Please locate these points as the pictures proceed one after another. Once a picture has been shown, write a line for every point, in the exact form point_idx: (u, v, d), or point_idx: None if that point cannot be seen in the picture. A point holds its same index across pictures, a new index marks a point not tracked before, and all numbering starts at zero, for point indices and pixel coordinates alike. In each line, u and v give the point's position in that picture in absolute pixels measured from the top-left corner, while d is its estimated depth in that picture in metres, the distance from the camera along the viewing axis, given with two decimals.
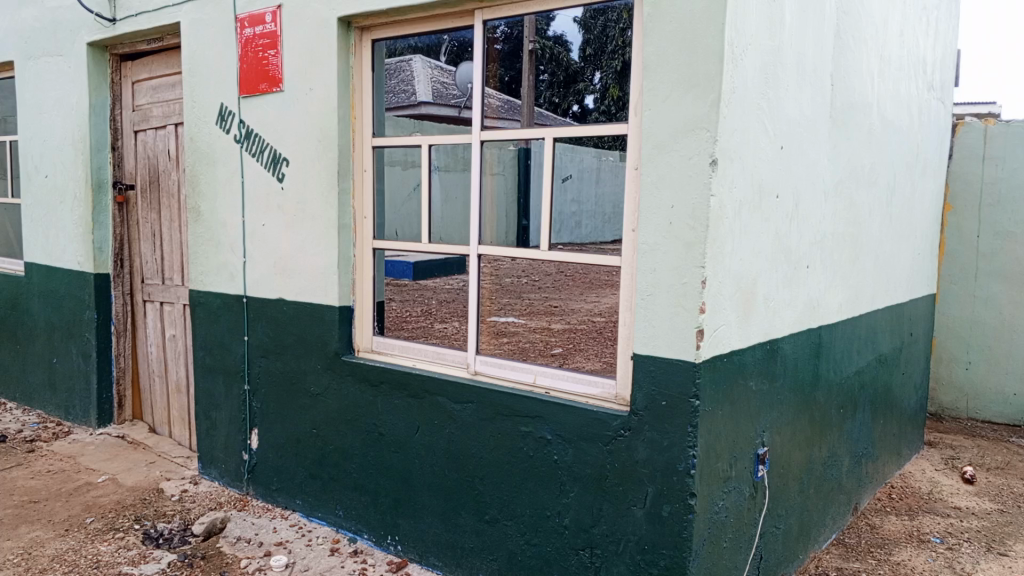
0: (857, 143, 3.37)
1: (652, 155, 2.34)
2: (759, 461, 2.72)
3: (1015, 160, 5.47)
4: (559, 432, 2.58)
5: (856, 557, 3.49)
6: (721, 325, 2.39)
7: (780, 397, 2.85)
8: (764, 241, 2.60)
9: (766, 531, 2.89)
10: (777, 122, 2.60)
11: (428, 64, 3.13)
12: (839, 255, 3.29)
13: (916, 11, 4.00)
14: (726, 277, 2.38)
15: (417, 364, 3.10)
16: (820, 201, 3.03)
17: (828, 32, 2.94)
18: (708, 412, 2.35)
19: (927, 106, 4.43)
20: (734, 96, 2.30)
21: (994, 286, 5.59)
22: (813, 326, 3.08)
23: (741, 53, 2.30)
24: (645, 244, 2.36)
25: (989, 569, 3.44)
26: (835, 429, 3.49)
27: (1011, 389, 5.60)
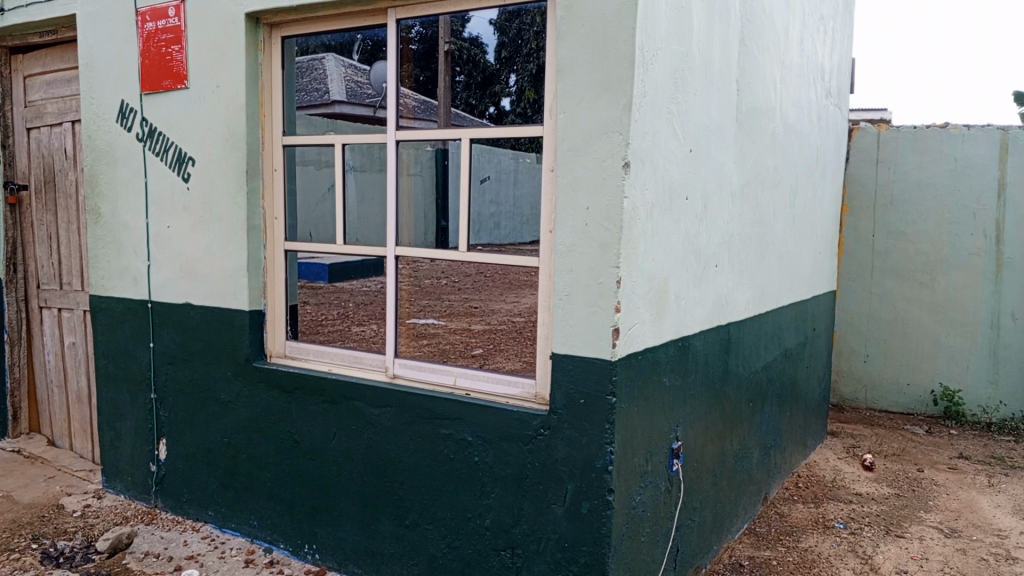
0: (762, 146, 3.50)
1: (567, 157, 2.37)
2: (673, 455, 2.79)
3: (905, 163, 5.80)
4: (479, 433, 2.58)
5: (766, 545, 3.63)
6: (635, 324, 2.44)
7: (693, 392, 2.93)
8: (675, 241, 2.67)
9: (682, 523, 2.96)
10: (687, 125, 2.67)
11: (342, 63, 3.08)
12: (746, 254, 3.41)
13: (815, 21, 4.19)
14: (640, 277, 2.44)
15: (334, 369, 3.04)
16: (727, 202, 3.14)
17: (733, 39, 3.05)
18: (624, 408, 2.39)
19: (826, 111, 4.64)
20: (645, 100, 2.35)
21: (888, 282, 5.91)
22: (722, 323, 3.18)
23: (651, 58, 2.36)
24: (562, 245, 2.39)
25: (888, 551, 3.63)
26: (745, 422, 3.61)
27: (905, 379, 5.93)
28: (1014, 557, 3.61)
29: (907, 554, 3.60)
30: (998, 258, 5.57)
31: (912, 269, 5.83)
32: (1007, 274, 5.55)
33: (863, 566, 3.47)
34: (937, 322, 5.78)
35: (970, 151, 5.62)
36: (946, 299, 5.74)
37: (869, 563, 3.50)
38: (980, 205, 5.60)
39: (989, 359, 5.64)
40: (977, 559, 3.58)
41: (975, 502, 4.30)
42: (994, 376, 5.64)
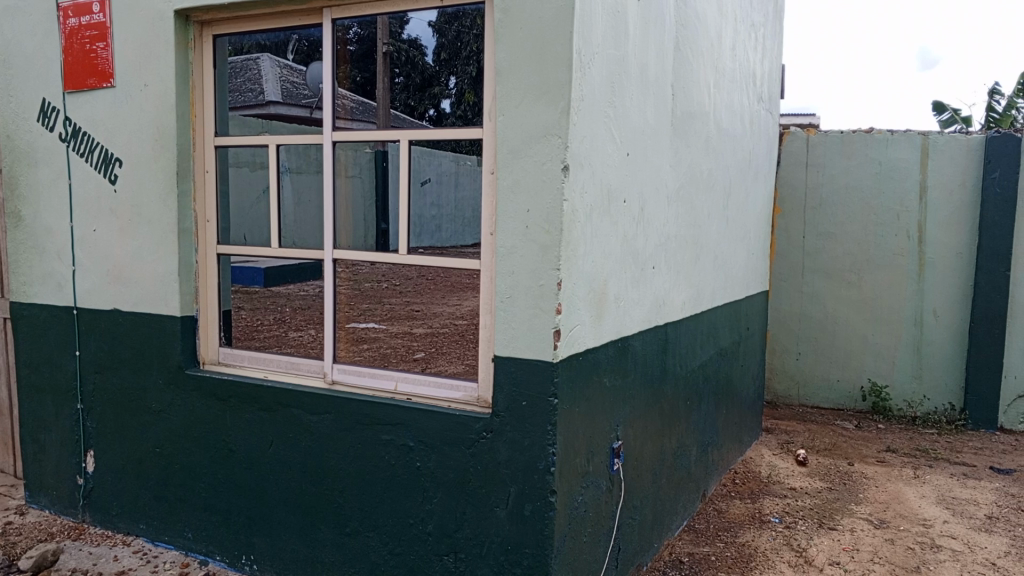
0: (697, 149, 3.57)
1: (507, 159, 2.36)
2: (614, 454, 2.81)
3: (833, 167, 5.99)
4: (421, 438, 2.56)
5: (705, 541, 3.69)
6: (576, 325, 2.45)
7: (632, 391, 2.97)
8: (613, 243, 2.70)
9: (623, 522, 2.99)
10: (623, 129, 2.70)
11: (276, 63, 3.13)
12: (681, 256, 3.46)
13: (746, 28, 4.30)
14: (580, 278, 2.45)
15: (270, 375, 2.97)
16: (663, 204, 3.18)
17: (668, 44, 3.10)
18: (566, 409, 2.40)
19: (758, 116, 4.76)
20: (583, 104, 2.37)
21: (818, 282, 6.10)
22: (660, 324, 3.22)
23: (588, 62, 2.38)
24: (503, 247, 2.38)
25: (821, 543, 3.73)
26: (683, 420, 3.67)
27: (836, 375, 6.12)
28: (939, 545, 3.76)
29: (839, 546, 3.71)
30: (921, 258, 5.80)
31: (841, 269, 6.03)
32: (929, 274, 5.78)
33: (798, 559, 3.56)
34: (865, 320, 5.99)
35: (894, 155, 5.84)
36: (872, 298, 5.96)
37: (804, 556, 3.59)
38: (903, 207, 5.82)
39: (913, 355, 5.86)
40: (905, 548, 3.71)
41: (903, 493, 4.46)
42: (918, 372, 5.86)
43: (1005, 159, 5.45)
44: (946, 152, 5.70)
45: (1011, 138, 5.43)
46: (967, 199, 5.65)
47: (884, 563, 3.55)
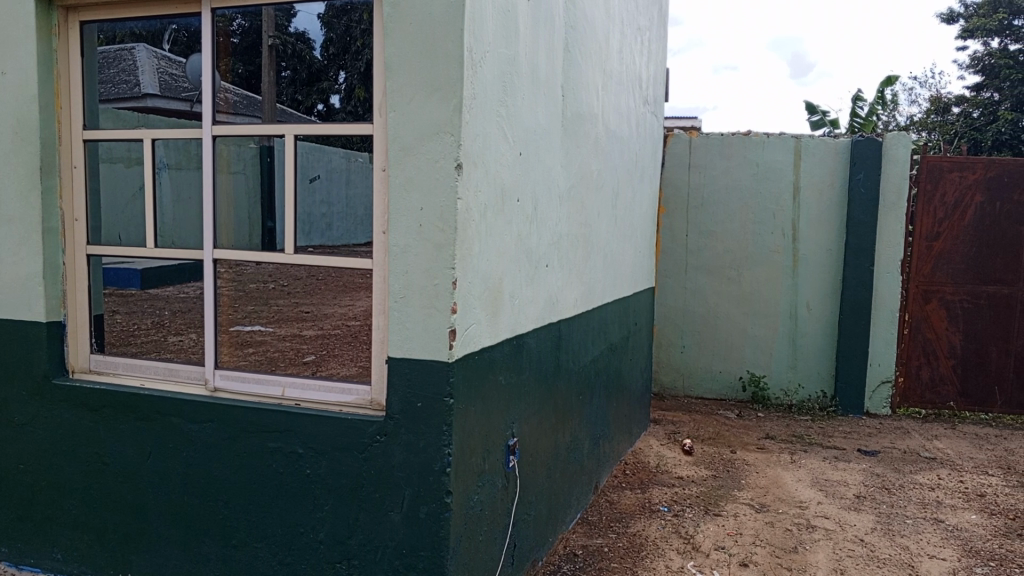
0: (586, 150, 3.63)
1: (399, 157, 2.32)
2: (509, 452, 2.82)
3: (713, 168, 6.24)
4: (310, 445, 2.48)
5: (598, 533, 3.76)
6: (471, 324, 2.44)
7: (527, 389, 2.98)
8: (507, 243, 2.70)
9: (518, 519, 3.01)
10: (516, 129, 2.71)
11: (153, 53, 2.98)
12: (573, 254, 3.52)
13: (632, 31, 4.40)
14: (475, 278, 2.44)
15: (147, 383, 2.81)
16: (555, 204, 3.21)
17: (558, 46, 3.13)
18: (461, 409, 2.38)
19: (644, 118, 4.89)
20: (475, 102, 2.36)
21: (700, 279, 6.34)
22: (552, 321, 3.25)
23: (479, 60, 2.37)
24: (396, 245, 2.34)
25: (707, 530, 3.87)
26: (576, 415, 3.73)
27: (718, 367, 6.38)
28: (813, 525, 3.98)
29: (723, 531, 3.86)
30: (795, 255, 6.13)
31: (722, 265, 6.29)
32: (802, 269, 6.11)
33: (685, 546, 3.68)
34: (744, 314, 6.28)
35: (769, 157, 6.13)
36: (751, 293, 6.25)
37: (691, 542, 3.72)
38: (777, 206, 6.13)
39: (788, 346, 6.19)
40: (783, 530, 3.90)
41: (780, 477, 4.70)
42: (793, 362, 6.19)
43: (868, 162, 5.82)
44: (816, 154, 6.03)
45: (873, 142, 5.80)
46: (835, 199, 6.02)
47: (765, 545, 3.72)
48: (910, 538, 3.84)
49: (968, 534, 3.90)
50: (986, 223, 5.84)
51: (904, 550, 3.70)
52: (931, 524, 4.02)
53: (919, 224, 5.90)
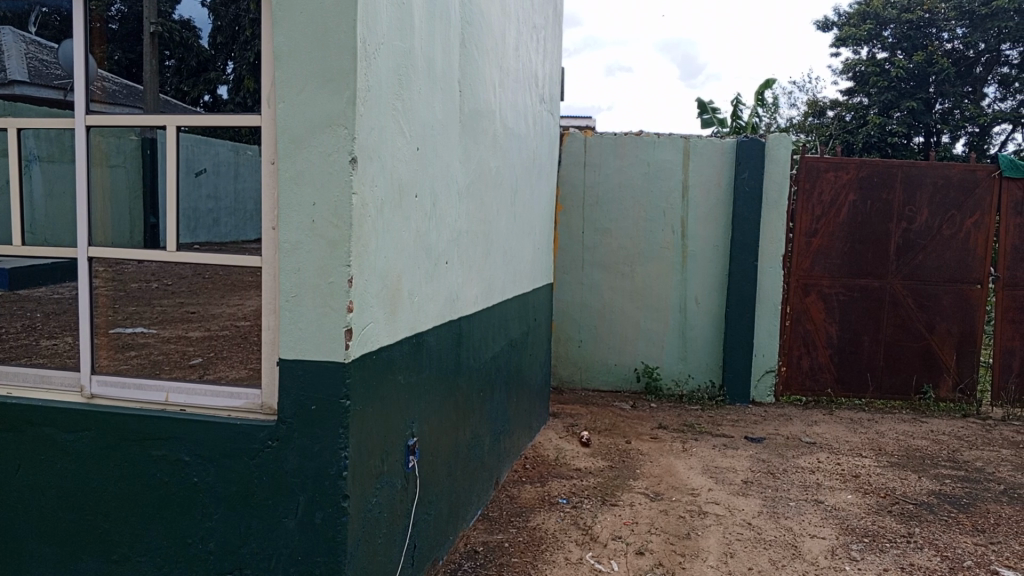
0: (484, 147, 3.62)
1: (288, 150, 2.24)
2: (409, 452, 2.78)
3: (607, 166, 6.36)
4: (198, 451, 2.37)
5: (498, 529, 3.77)
6: (368, 323, 2.38)
7: (426, 388, 2.94)
8: (405, 239, 2.66)
9: (418, 518, 2.97)
10: (412, 124, 2.67)
11: (21, 38, 2.76)
12: (472, 251, 3.50)
13: (528, 30, 4.43)
14: (372, 275, 2.38)
15: (14, 391, 2.60)
16: (453, 201, 3.18)
17: (454, 41, 3.10)
18: (358, 411, 2.32)
19: (540, 117, 4.93)
20: (369, 94, 2.30)
21: (596, 275, 6.46)
22: (453, 319, 3.23)
23: (373, 52, 2.31)
24: (287, 242, 2.25)
25: (605, 520, 3.95)
26: (476, 411, 3.71)
27: (614, 360, 6.52)
28: (704, 511, 4.12)
29: (620, 521, 3.95)
30: (685, 251, 6.34)
31: (617, 262, 6.43)
32: (692, 264, 6.33)
33: (584, 537, 3.74)
34: (639, 308, 6.44)
35: (660, 156, 6.31)
36: (644, 288, 6.42)
37: (589, 533, 3.78)
38: (669, 204, 6.32)
39: (680, 338, 6.40)
40: (677, 517, 4.03)
41: (673, 466, 4.84)
42: (684, 354, 6.41)
43: (752, 162, 6.08)
44: (704, 154, 6.25)
45: (757, 142, 6.07)
46: (722, 197, 6.26)
47: (659, 532, 3.83)
48: (793, 520, 4.04)
49: (845, 513, 4.14)
50: (858, 220, 6.19)
51: (788, 531, 3.88)
52: (812, 505, 4.24)
53: (799, 221, 6.21)
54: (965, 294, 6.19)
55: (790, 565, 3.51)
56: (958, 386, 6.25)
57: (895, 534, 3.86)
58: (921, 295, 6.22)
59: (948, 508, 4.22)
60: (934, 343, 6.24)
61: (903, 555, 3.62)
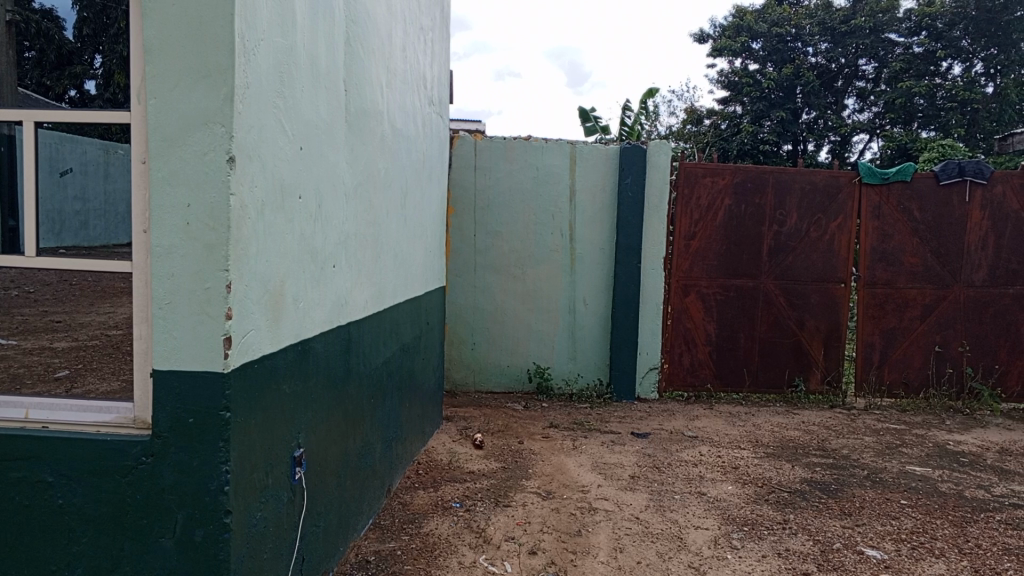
0: (371, 148, 3.55)
1: (161, 148, 2.12)
2: (295, 463, 2.69)
3: (497, 169, 6.38)
4: (62, 472, 2.21)
5: (390, 536, 3.71)
6: (249, 330, 2.28)
7: (313, 396, 2.86)
8: (289, 242, 2.57)
9: (307, 531, 2.88)
10: (295, 122, 2.59)
11: None
12: (361, 254, 3.43)
13: (415, 31, 4.38)
14: (252, 280, 2.29)
15: None
16: (340, 202, 3.11)
17: (338, 38, 3.03)
18: (239, 423, 2.22)
19: (429, 119, 4.89)
20: (248, 92, 2.21)
21: (487, 277, 6.48)
22: (341, 324, 3.16)
23: (252, 48, 2.23)
24: (160, 245, 2.13)
25: (498, 522, 3.96)
26: (366, 418, 3.64)
27: (506, 362, 6.57)
28: (594, 508, 4.21)
29: (513, 521, 3.97)
30: (573, 254, 6.47)
31: (507, 264, 6.47)
32: (579, 266, 6.47)
33: (477, 540, 3.74)
34: (530, 310, 6.51)
35: (548, 161, 6.39)
36: (535, 290, 6.50)
37: (482, 536, 3.78)
38: (557, 207, 6.43)
39: (569, 339, 6.53)
40: (568, 515, 4.09)
41: (564, 464, 4.92)
42: (573, 354, 6.54)
43: (635, 167, 6.28)
44: (590, 159, 6.39)
45: (639, 148, 6.27)
46: (607, 201, 6.42)
47: (551, 531, 3.87)
48: (678, 512, 4.18)
49: (726, 503, 4.32)
50: (734, 223, 6.49)
51: (674, 524, 4.02)
52: (695, 497, 4.41)
53: (679, 225, 6.45)
54: (831, 292, 6.59)
55: (676, 557, 3.63)
56: (825, 378, 6.65)
57: (772, 521, 4.07)
58: (792, 294, 6.58)
59: (819, 494, 4.48)
60: (804, 339, 6.62)
61: (779, 541, 3.82)
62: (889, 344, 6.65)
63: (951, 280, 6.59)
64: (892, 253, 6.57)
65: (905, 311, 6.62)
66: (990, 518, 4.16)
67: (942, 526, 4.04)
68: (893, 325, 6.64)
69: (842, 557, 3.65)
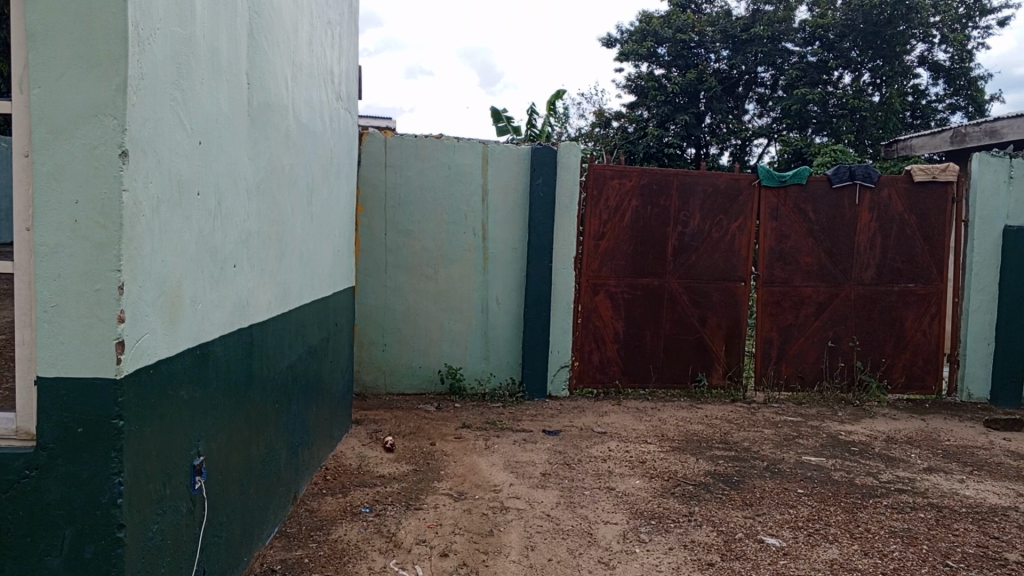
0: (275, 144, 3.45)
1: (46, 141, 1.99)
2: (195, 473, 2.58)
3: (408, 168, 6.30)
4: None
5: (297, 544, 3.61)
6: (144, 334, 2.17)
7: (214, 402, 2.75)
8: (186, 241, 2.46)
9: (208, 542, 2.76)
10: (194, 116, 2.48)
11: None
12: (264, 254, 3.32)
13: (322, 25, 4.28)
14: (147, 281, 2.18)
15: None
16: (241, 200, 3.00)
17: (241, 30, 2.93)
18: (134, 432, 2.11)
19: (336, 115, 4.78)
20: (143, 83, 2.11)
21: (398, 277, 6.39)
22: (242, 326, 3.04)
23: (148, 37, 2.12)
24: (44, 244, 2.00)
25: (409, 525, 3.91)
26: (271, 424, 3.53)
27: (417, 363, 6.50)
28: (506, 507, 4.22)
29: (424, 524, 3.93)
30: (485, 254, 6.47)
31: (418, 264, 6.41)
32: (491, 266, 6.49)
33: (387, 544, 3.68)
34: (441, 310, 6.48)
35: (459, 160, 6.37)
36: (447, 289, 6.47)
37: (393, 540, 3.73)
38: (469, 207, 6.42)
39: (480, 338, 6.53)
40: (479, 515, 4.08)
41: (476, 464, 4.92)
42: (486, 354, 6.55)
43: (545, 168, 6.35)
44: (501, 158, 6.41)
45: (550, 149, 6.34)
46: (519, 201, 6.47)
47: (463, 532, 3.86)
48: (588, 508, 4.24)
49: (634, 497, 4.42)
50: (641, 224, 6.64)
51: (584, 520, 4.07)
52: (605, 492, 4.48)
53: (588, 225, 6.55)
54: (731, 291, 6.83)
55: (586, 553, 3.68)
56: (727, 373, 6.90)
57: (678, 514, 4.18)
58: (695, 292, 6.78)
59: (721, 485, 4.63)
60: (707, 336, 6.84)
61: (684, 534, 3.92)
62: (786, 340, 6.94)
63: (842, 278, 6.92)
64: (788, 253, 6.86)
65: (800, 308, 6.92)
66: (878, 503, 4.40)
67: (835, 513, 4.25)
68: (790, 322, 6.92)
69: (743, 546, 3.78)
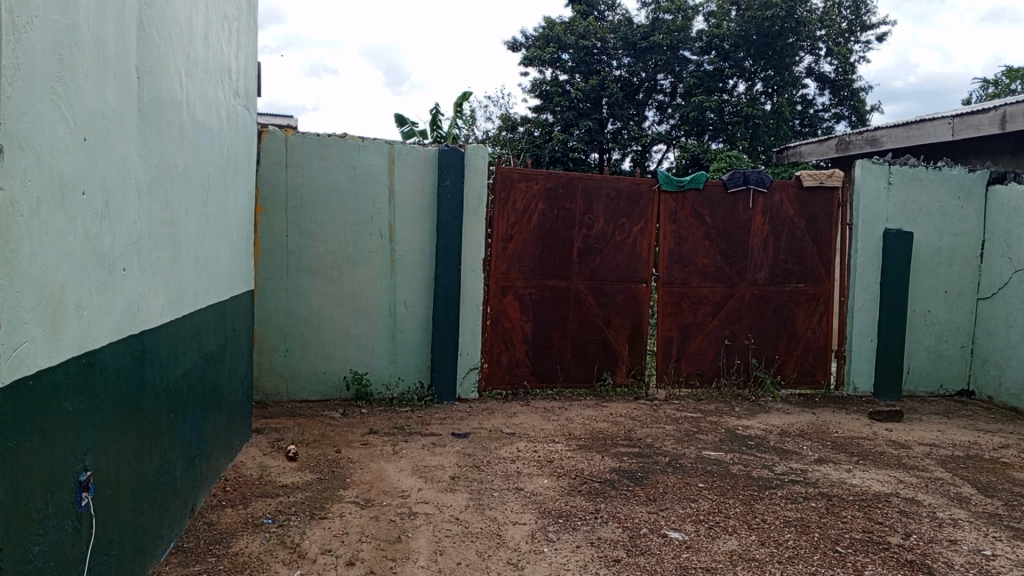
0: (168, 141, 3.29)
1: None
2: (81, 489, 2.43)
3: (310, 168, 6.15)
4: None
5: (195, 559, 3.46)
6: (23, 343, 2.03)
7: (102, 414, 2.60)
8: (70, 243, 2.32)
9: (97, 560, 2.61)
10: (78, 110, 2.34)
11: None
12: (156, 256, 3.17)
13: (218, 19, 4.12)
14: (25, 285, 2.04)
15: None
16: (130, 199, 2.85)
17: (130, 21, 2.78)
18: (11, 448, 1.97)
19: (234, 112, 4.62)
20: (20, 75, 1.97)
21: (302, 280, 6.22)
22: (133, 332, 2.89)
23: (25, 26, 1.98)
24: None
25: (313, 535, 3.81)
26: (166, 434, 3.37)
27: (322, 368, 6.34)
28: (414, 512, 4.17)
29: (329, 533, 3.84)
30: (391, 256, 6.39)
31: (322, 266, 6.26)
32: (398, 268, 6.42)
33: (291, 555, 3.58)
34: (346, 313, 6.35)
35: (364, 161, 6.27)
36: (352, 292, 6.35)
37: (297, 551, 3.63)
38: (374, 208, 6.32)
39: (387, 341, 6.45)
40: (387, 521, 4.02)
41: (383, 470, 4.84)
42: (393, 357, 6.47)
43: (453, 170, 6.35)
44: (407, 160, 6.35)
45: (456, 151, 6.34)
46: (425, 203, 6.42)
47: (369, 540, 3.79)
48: (497, 509, 4.25)
49: (542, 497, 4.45)
50: (546, 226, 6.71)
51: (492, 521, 4.07)
52: (514, 493, 4.50)
53: (496, 227, 6.57)
54: (634, 291, 7.00)
55: (495, 554, 3.68)
56: (630, 371, 7.06)
57: (585, 511, 4.24)
58: (600, 293, 6.90)
59: (626, 482, 4.73)
60: (611, 336, 6.97)
61: (591, 531, 3.98)
62: (685, 338, 7.15)
63: (738, 279, 7.20)
64: (686, 255, 7.08)
65: (699, 308, 7.15)
66: (774, 494, 4.60)
67: (733, 505, 4.41)
68: (689, 321, 7.14)
69: (648, 541, 3.87)
